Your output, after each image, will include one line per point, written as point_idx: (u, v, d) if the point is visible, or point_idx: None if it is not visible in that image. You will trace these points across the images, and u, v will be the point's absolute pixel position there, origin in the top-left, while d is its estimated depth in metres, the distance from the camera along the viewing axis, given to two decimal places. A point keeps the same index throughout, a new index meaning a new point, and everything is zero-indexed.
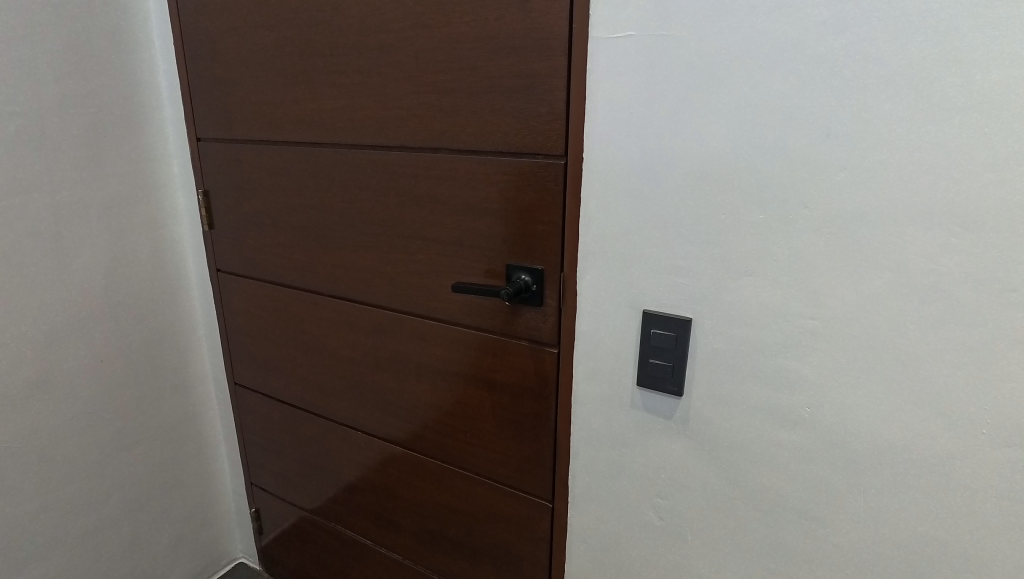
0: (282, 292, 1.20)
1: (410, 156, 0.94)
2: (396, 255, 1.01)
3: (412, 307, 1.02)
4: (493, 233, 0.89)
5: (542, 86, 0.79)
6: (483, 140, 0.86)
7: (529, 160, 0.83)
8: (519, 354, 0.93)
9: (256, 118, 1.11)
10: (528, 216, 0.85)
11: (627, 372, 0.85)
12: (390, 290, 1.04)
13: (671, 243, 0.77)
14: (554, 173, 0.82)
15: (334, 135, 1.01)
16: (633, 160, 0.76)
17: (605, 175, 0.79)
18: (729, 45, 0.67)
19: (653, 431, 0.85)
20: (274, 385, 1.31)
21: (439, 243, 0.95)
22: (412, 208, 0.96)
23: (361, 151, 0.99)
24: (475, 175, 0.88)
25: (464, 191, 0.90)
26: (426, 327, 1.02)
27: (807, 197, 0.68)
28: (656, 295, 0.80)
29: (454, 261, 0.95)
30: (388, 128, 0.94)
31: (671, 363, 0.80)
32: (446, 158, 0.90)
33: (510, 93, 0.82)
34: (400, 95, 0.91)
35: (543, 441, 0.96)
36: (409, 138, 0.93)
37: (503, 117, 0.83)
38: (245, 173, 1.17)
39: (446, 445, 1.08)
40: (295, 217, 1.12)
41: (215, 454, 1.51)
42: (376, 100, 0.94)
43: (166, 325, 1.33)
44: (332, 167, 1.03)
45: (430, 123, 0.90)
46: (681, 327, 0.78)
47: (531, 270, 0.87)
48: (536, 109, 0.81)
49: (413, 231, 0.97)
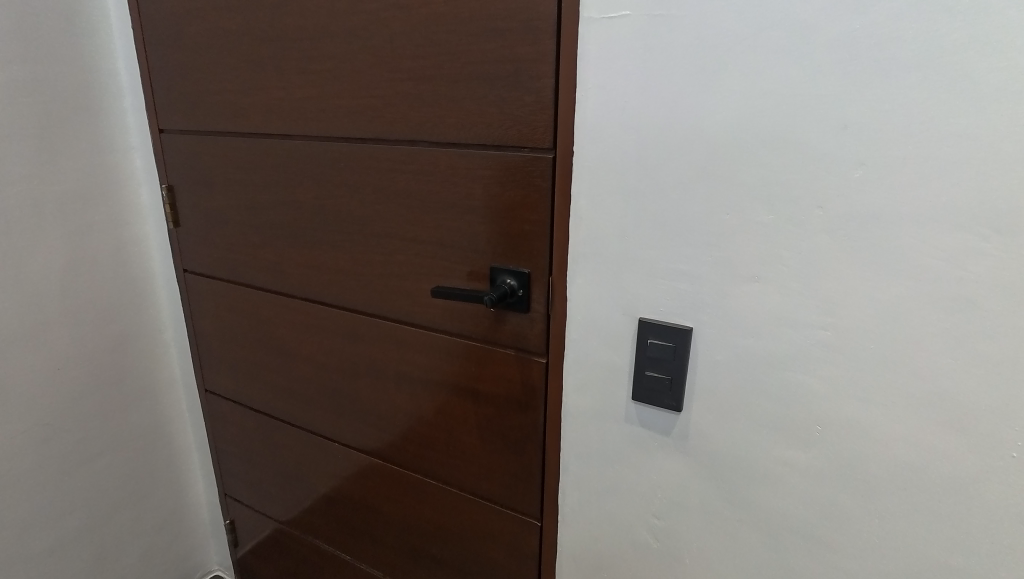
0: (252, 295, 1.12)
1: (385, 148, 0.86)
2: (372, 257, 0.93)
3: (389, 313, 0.95)
4: (475, 233, 0.82)
5: (527, 73, 0.72)
6: (463, 132, 0.79)
7: (514, 153, 0.76)
8: (504, 364, 0.86)
9: (221, 108, 1.03)
10: (513, 214, 0.79)
11: (621, 385, 0.78)
12: (365, 294, 0.96)
13: (669, 245, 0.70)
14: (541, 169, 0.75)
15: (304, 127, 0.94)
16: (628, 154, 0.69)
17: (596, 170, 0.72)
18: (734, 27, 0.60)
19: (648, 447, 0.79)
20: (246, 393, 1.23)
21: (417, 244, 0.88)
22: (388, 205, 0.89)
23: (333, 144, 0.91)
24: (455, 169, 0.81)
25: (443, 188, 0.83)
26: (403, 334, 0.95)
27: (818, 196, 0.61)
28: (652, 302, 0.73)
29: (433, 263, 0.87)
30: (362, 119, 0.87)
31: (670, 376, 0.74)
32: (424, 151, 0.83)
33: (493, 80, 0.74)
34: (374, 82, 0.84)
35: (531, 456, 0.89)
36: (384, 129, 0.85)
37: (484, 106, 0.76)
38: (211, 167, 1.09)
39: (428, 458, 1.01)
40: (264, 214, 1.04)
41: (187, 463, 1.43)
42: (349, 89, 0.87)
43: (130, 328, 1.25)
44: (303, 160, 0.96)
45: (407, 114, 0.83)
46: (681, 337, 0.72)
47: (517, 273, 0.80)
48: (521, 98, 0.73)
49: (389, 231, 0.90)
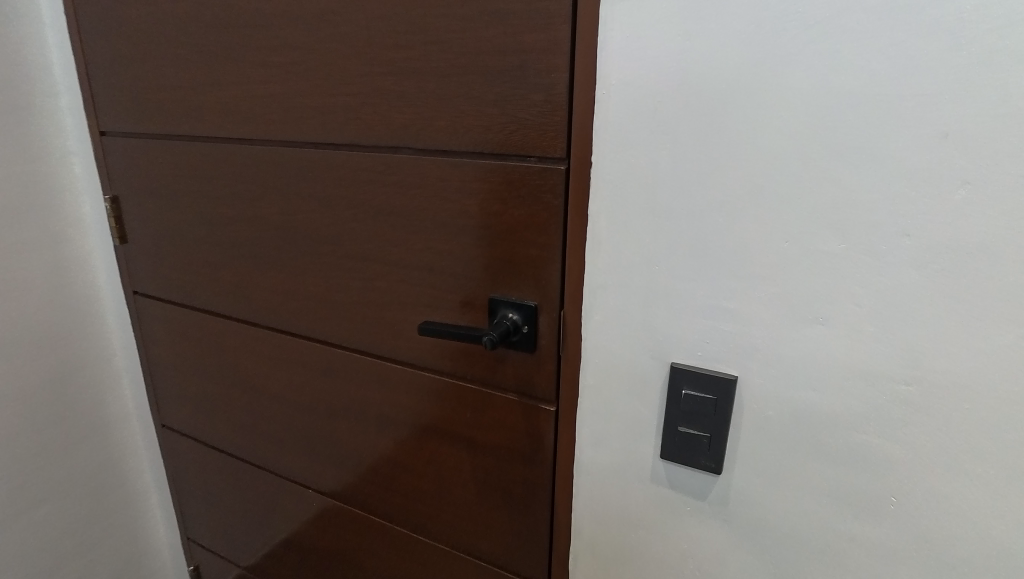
0: (211, 321, 0.98)
1: (361, 156, 0.72)
2: (346, 284, 0.79)
3: (367, 347, 0.81)
4: (470, 259, 0.69)
5: (535, 66, 0.59)
6: (455, 137, 0.65)
7: (518, 164, 0.63)
8: (506, 411, 0.73)
9: (169, 107, 0.88)
10: (516, 237, 0.65)
11: (647, 440, 0.66)
12: (339, 325, 0.82)
13: (709, 277, 0.57)
14: (551, 184, 0.62)
15: (265, 130, 0.79)
16: (661, 166, 0.56)
17: (619, 185, 0.59)
18: (802, 7, 0.47)
19: (678, 511, 0.67)
20: (207, 430, 1.09)
21: (399, 270, 0.74)
22: (364, 223, 0.75)
23: (299, 150, 0.77)
24: (445, 182, 0.67)
25: (430, 204, 0.69)
26: (385, 372, 0.81)
27: (905, 220, 0.49)
28: (687, 344, 0.60)
29: (419, 292, 0.74)
30: (333, 121, 0.73)
31: (708, 433, 0.62)
32: (408, 160, 0.69)
33: (492, 74, 0.61)
34: (347, 78, 0.70)
35: (536, 515, 0.76)
36: (360, 133, 0.71)
37: (482, 106, 0.62)
38: (159, 175, 0.94)
39: (416, 511, 0.88)
40: (221, 230, 0.90)
41: (144, 505, 1.28)
42: (318, 86, 0.72)
43: (74, 358, 1.10)
44: (264, 169, 0.81)
45: (387, 115, 0.69)
46: (723, 388, 0.59)
47: (521, 307, 0.67)
48: (527, 98, 0.60)
49: (366, 254, 0.76)
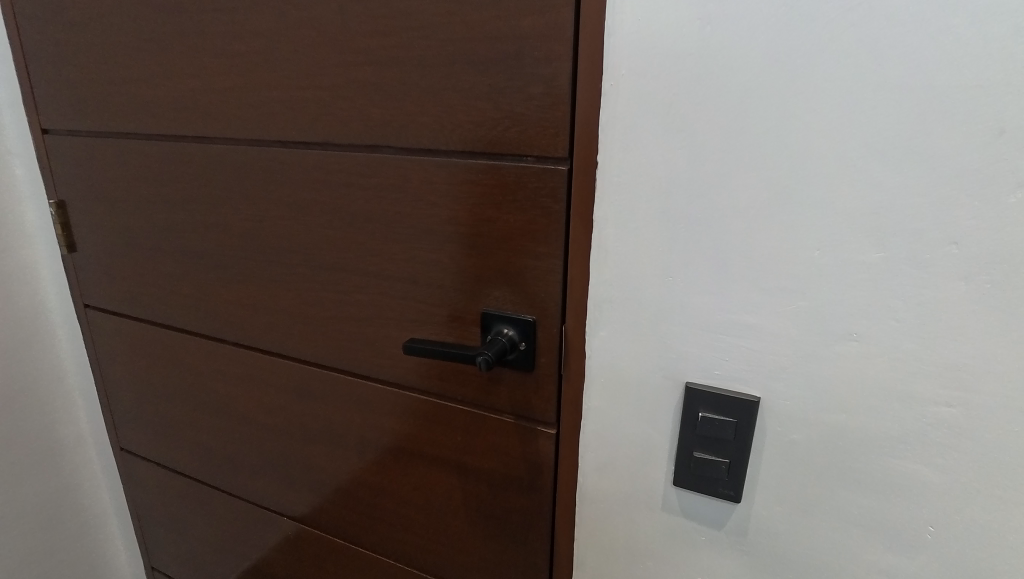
0: (172, 337, 0.89)
1: (335, 156, 0.65)
2: (322, 297, 0.72)
3: (346, 366, 0.74)
4: (460, 270, 0.62)
5: (533, 54, 0.52)
6: (442, 135, 0.58)
7: (514, 165, 0.56)
8: (501, 434, 0.67)
9: (117, 102, 0.80)
10: (512, 245, 0.59)
11: (659, 466, 0.60)
12: (314, 343, 0.75)
13: (730, 289, 0.52)
14: (552, 186, 0.55)
15: (228, 128, 0.71)
16: (676, 167, 0.50)
17: (630, 188, 0.52)
18: None
19: (692, 542, 0.61)
20: (170, 454, 1.00)
21: (380, 282, 0.67)
22: (340, 230, 0.67)
23: (265, 149, 0.69)
24: (431, 184, 0.60)
25: (415, 209, 0.62)
26: (366, 393, 0.74)
27: (954, 227, 0.44)
28: (704, 363, 0.55)
29: (402, 306, 0.67)
30: (302, 117, 0.65)
31: (727, 459, 0.56)
32: (388, 160, 0.62)
33: (484, 64, 0.54)
34: (318, 68, 0.62)
35: (536, 545, 0.70)
36: (333, 130, 0.64)
37: (472, 100, 0.56)
38: (109, 178, 0.85)
39: (402, 541, 0.81)
40: (179, 238, 0.81)
41: (103, 533, 1.19)
42: (285, 77, 0.65)
43: (19, 378, 1.00)
44: (226, 171, 0.73)
45: (363, 110, 0.61)
46: (744, 410, 0.54)
47: (518, 322, 0.61)
48: (525, 90, 0.53)
49: (343, 264, 0.69)
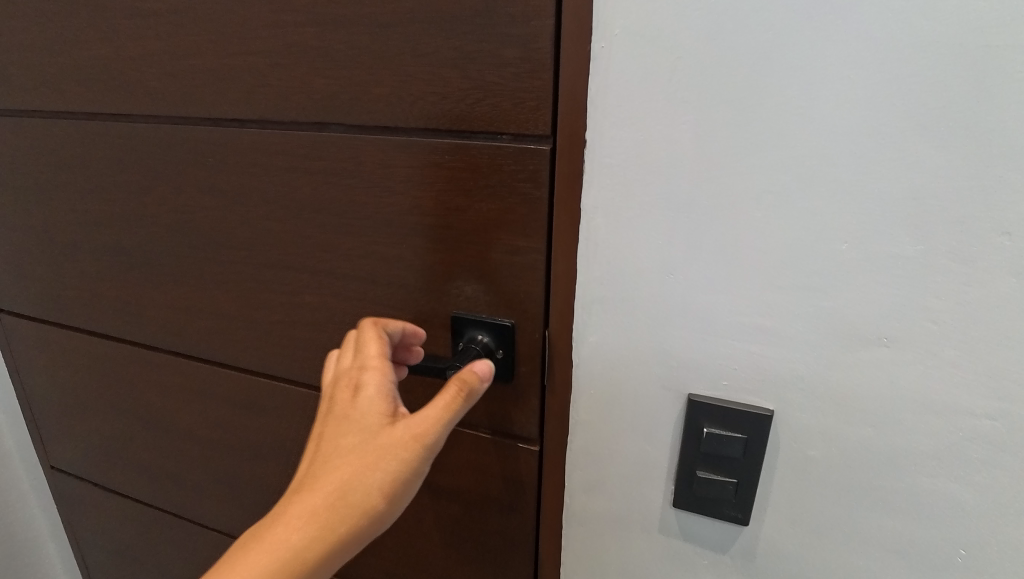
0: (98, 346, 0.78)
1: (276, 136, 0.55)
2: (268, 300, 0.62)
3: (298, 377, 0.65)
4: (427, 268, 0.53)
5: (508, 9, 0.43)
6: (400, 109, 0.49)
7: (486, 145, 0.48)
8: (477, 451, 0.59)
9: (13, 74, 0.67)
10: (487, 240, 0.50)
11: (656, 485, 0.53)
12: (261, 351, 0.65)
13: (740, 289, 0.44)
14: (532, 170, 0.47)
15: (146, 103, 0.60)
16: (679, 145, 0.42)
17: (624, 170, 0.45)
18: None
19: (694, 566, 0.55)
20: (105, 473, 0.90)
21: (334, 283, 0.58)
22: (284, 223, 0.58)
23: (193, 129, 0.59)
24: (389, 168, 0.51)
25: (371, 198, 0.53)
26: None
27: (1006, 214, 0.37)
28: (709, 372, 0.48)
29: (360, 310, 0.58)
30: (234, 89, 0.55)
31: (735, 479, 0.50)
32: (337, 141, 0.52)
33: (449, 22, 0.45)
34: (250, 31, 0.52)
35: (518, 570, 0.63)
36: (272, 105, 0.54)
37: (436, 66, 0.46)
38: (12, 164, 0.73)
39: (369, 565, 0.73)
40: (99, 233, 0.70)
41: (38, 559, 1.08)
42: (211, 42, 0.54)
43: None
44: (149, 154, 0.63)
45: (306, 80, 0.51)
46: (756, 426, 0.47)
47: (494, 327, 0.53)
48: (498, 53, 0.45)
49: (291, 262, 0.59)
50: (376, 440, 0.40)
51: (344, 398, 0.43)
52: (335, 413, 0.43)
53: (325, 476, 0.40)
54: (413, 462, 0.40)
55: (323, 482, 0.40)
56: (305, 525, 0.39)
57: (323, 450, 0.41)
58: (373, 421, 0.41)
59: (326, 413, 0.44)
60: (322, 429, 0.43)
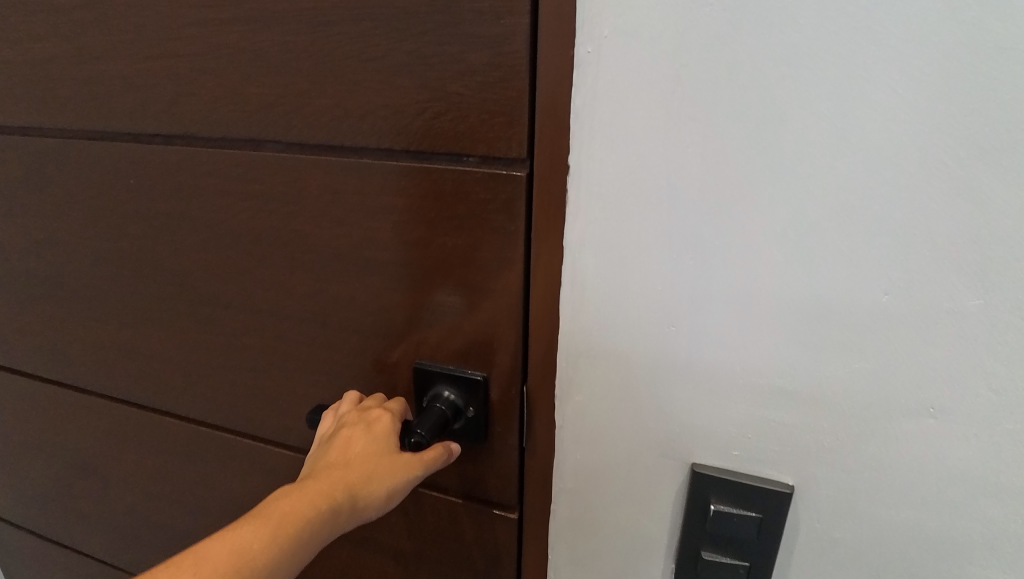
0: (22, 384, 0.69)
1: (204, 154, 0.46)
2: (205, 341, 0.54)
3: (242, 428, 0.56)
4: (383, 311, 0.45)
5: (473, 3, 0.35)
6: (347, 125, 0.41)
7: (450, 168, 0.39)
8: (446, 518, 0.51)
9: None
10: (453, 279, 0.42)
11: (653, 563, 0.46)
12: (199, 397, 0.57)
13: (755, 344, 0.37)
14: (505, 199, 0.39)
15: (57, 115, 0.52)
16: (682, 172, 0.35)
17: (615, 201, 0.37)
18: None
19: None
20: (38, 521, 0.80)
21: (279, 325, 0.50)
22: (220, 254, 0.49)
23: (111, 145, 0.50)
24: (336, 194, 0.43)
25: (316, 228, 0.45)
26: (268, 463, 0.56)
27: None
28: (718, 439, 0.40)
29: (308, 355, 0.49)
30: (156, 98, 0.46)
31: (746, 561, 0.42)
32: (274, 161, 0.44)
33: (402, 19, 0.37)
34: (170, 30, 0.44)
35: None
36: (199, 118, 0.45)
37: (387, 73, 0.38)
38: None
39: None
40: (15, 260, 0.61)
41: None
42: (126, 44, 0.46)
43: None
44: (64, 173, 0.54)
45: (238, 89, 0.43)
46: (773, 504, 0.40)
47: (463, 382, 0.45)
48: (460, 57, 0.36)
49: (229, 300, 0.51)
50: (392, 449, 0.41)
51: (355, 418, 0.43)
52: (346, 426, 0.43)
53: (340, 467, 0.39)
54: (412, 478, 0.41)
55: (336, 471, 0.38)
56: (321, 503, 0.36)
57: (333, 449, 0.40)
58: (387, 435, 0.42)
59: (334, 430, 0.43)
60: (329, 438, 0.42)
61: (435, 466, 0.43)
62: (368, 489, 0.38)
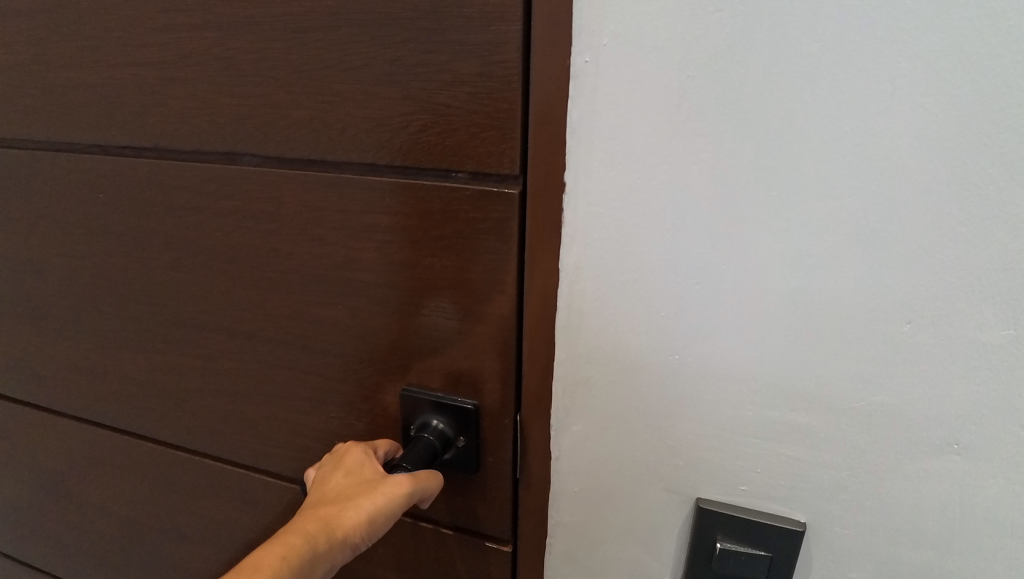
0: None
1: (176, 167, 0.43)
2: (181, 364, 0.51)
3: (219, 453, 0.53)
4: (367, 334, 0.42)
5: (460, 8, 0.32)
6: (327, 139, 0.38)
7: (437, 185, 0.37)
8: (435, 549, 0.49)
9: None
10: (441, 302, 0.39)
11: None
12: (175, 421, 0.54)
13: (765, 375, 0.34)
14: (497, 218, 0.36)
15: (20, 125, 0.48)
16: (688, 191, 0.32)
17: (615, 222, 0.34)
18: None
19: None
20: (9, 544, 0.77)
21: (258, 348, 0.47)
22: (194, 273, 0.46)
23: (78, 157, 0.47)
24: (315, 212, 0.40)
25: (294, 247, 0.42)
26: (247, 490, 0.53)
27: None
28: (724, 474, 0.37)
29: (288, 380, 0.47)
30: (124, 108, 0.43)
31: None
32: (249, 176, 0.41)
33: (384, 25, 0.34)
34: (138, 37, 0.41)
35: None
36: (169, 129, 0.43)
37: (369, 82, 0.36)
38: None
39: None
40: None
41: None
42: (92, 51, 0.43)
43: None
44: (29, 185, 0.51)
45: (210, 99, 0.40)
46: (783, 542, 0.37)
47: (454, 410, 0.42)
48: (447, 66, 0.34)
49: (205, 321, 0.48)
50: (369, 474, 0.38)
51: (329, 459, 0.41)
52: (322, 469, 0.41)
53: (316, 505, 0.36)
54: (398, 495, 0.36)
55: (311, 511, 0.36)
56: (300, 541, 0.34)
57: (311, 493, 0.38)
58: (365, 463, 0.39)
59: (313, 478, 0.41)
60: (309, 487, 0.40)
61: (426, 482, 0.38)
62: (346, 515, 0.35)
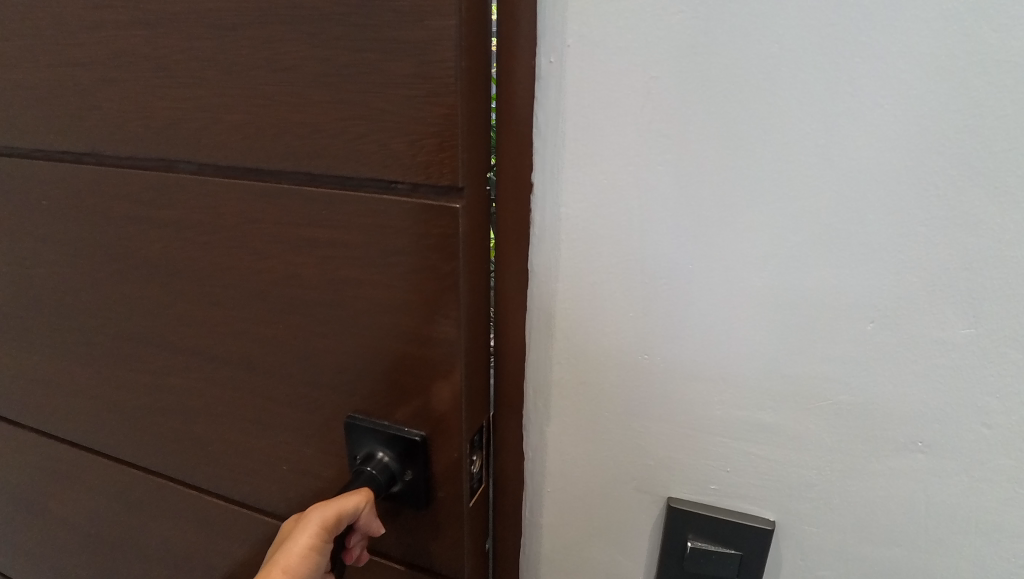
0: None
1: (121, 174, 0.42)
2: (135, 376, 0.49)
3: (177, 468, 0.52)
4: (313, 348, 0.41)
5: (393, 4, 0.30)
6: (266, 144, 0.36)
7: (380, 195, 0.35)
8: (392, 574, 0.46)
9: None
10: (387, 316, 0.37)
11: None
12: (132, 434, 0.52)
13: (732, 376, 0.34)
14: (441, 229, 0.34)
15: None
16: (654, 192, 0.32)
17: (580, 224, 0.34)
18: None
19: None
20: None
21: (210, 360, 0.45)
22: (142, 283, 0.45)
23: (21, 163, 0.45)
24: (259, 220, 0.39)
25: (241, 257, 0.40)
26: (206, 506, 0.52)
27: None
28: (693, 473, 0.37)
29: (241, 392, 0.45)
30: (66, 114, 0.42)
31: None
32: (195, 183, 0.40)
33: (317, 24, 0.32)
34: (72, 38, 0.39)
35: None
36: (113, 135, 0.41)
37: (307, 85, 0.34)
38: None
39: None
40: None
41: None
42: (31, 55, 0.41)
43: None
44: None
45: (151, 104, 0.39)
46: (754, 541, 0.37)
47: (398, 441, 0.40)
48: (383, 67, 0.32)
49: (156, 333, 0.46)
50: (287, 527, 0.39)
51: None
52: None
53: None
54: (305, 532, 0.36)
55: None
56: None
57: None
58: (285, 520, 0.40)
59: None
60: None
61: (339, 502, 0.38)
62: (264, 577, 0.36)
